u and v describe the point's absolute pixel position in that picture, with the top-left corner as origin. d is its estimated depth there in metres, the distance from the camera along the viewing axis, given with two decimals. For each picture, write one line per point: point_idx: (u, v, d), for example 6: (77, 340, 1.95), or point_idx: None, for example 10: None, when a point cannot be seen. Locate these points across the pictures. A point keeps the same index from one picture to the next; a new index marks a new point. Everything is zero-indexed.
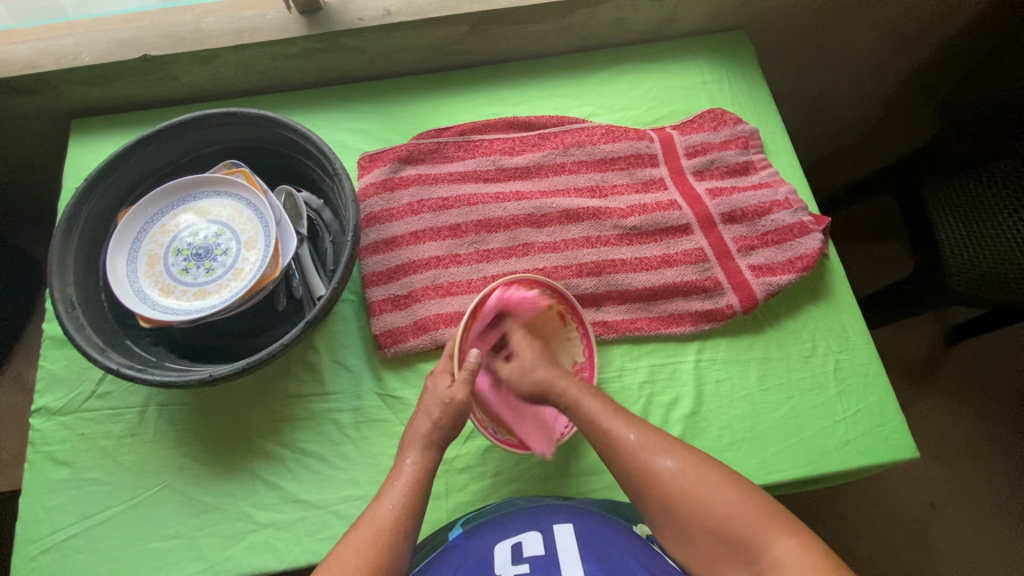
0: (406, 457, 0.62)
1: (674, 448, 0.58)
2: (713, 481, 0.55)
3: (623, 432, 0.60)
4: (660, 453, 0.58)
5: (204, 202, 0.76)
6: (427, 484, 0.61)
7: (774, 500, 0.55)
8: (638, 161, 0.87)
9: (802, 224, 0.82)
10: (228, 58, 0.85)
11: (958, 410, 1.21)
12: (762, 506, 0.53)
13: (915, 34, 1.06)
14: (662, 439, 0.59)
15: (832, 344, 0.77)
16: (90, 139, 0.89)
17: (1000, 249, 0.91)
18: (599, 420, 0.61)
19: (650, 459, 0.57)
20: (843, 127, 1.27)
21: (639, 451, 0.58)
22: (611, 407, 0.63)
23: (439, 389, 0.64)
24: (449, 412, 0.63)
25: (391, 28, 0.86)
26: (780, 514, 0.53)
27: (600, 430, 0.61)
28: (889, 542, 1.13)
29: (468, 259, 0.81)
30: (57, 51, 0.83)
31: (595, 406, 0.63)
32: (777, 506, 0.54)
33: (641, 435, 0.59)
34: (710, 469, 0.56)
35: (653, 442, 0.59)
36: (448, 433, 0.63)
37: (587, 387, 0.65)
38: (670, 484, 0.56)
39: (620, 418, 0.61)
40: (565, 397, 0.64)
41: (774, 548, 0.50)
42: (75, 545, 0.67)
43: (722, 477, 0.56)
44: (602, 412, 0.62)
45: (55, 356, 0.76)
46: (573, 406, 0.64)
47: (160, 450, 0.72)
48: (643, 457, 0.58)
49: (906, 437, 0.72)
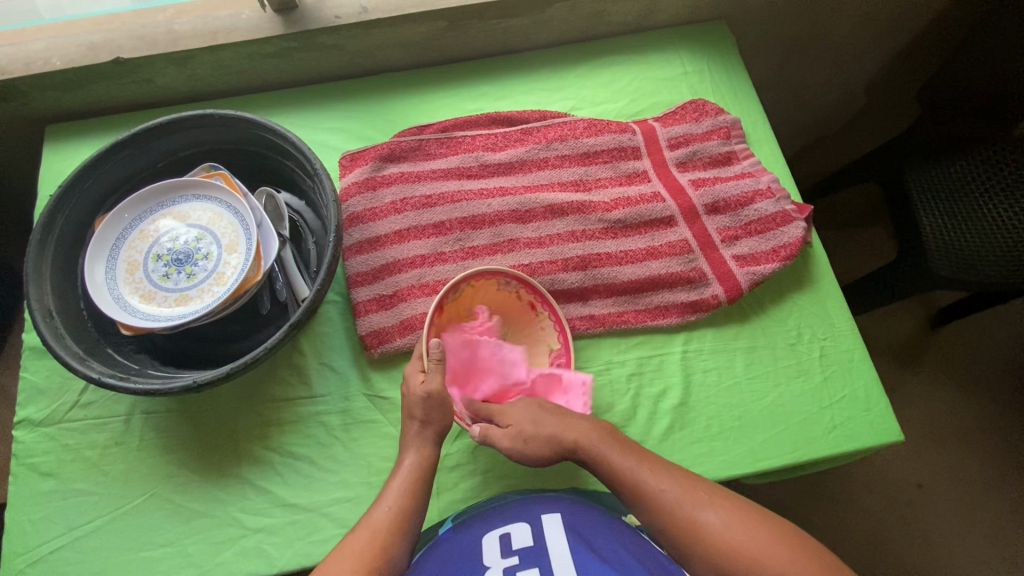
0: (404, 457, 0.62)
1: (715, 502, 0.56)
2: (756, 533, 0.53)
3: (659, 486, 0.57)
4: (700, 506, 0.55)
5: (183, 206, 0.74)
6: (426, 485, 0.61)
7: (814, 547, 0.53)
8: (622, 154, 0.87)
9: (785, 213, 0.82)
10: (203, 59, 0.84)
11: (944, 392, 1.23)
12: (810, 558, 0.51)
13: (893, 20, 1.06)
14: (700, 488, 0.57)
15: (817, 331, 0.78)
16: (65, 145, 0.87)
17: (978, 236, 0.92)
18: (628, 470, 0.59)
19: (693, 513, 0.55)
20: (823, 115, 1.28)
21: (679, 506, 0.55)
22: (642, 458, 0.60)
23: (413, 386, 0.64)
24: (428, 405, 0.63)
25: (369, 26, 0.85)
26: (829, 566, 0.51)
27: (633, 485, 0.58)
28: (880, 524, 1.14)
29: (453, 257, 0.80)
30: (27, 56, 0.82)
31: (621, 459, 0.60)
32: (822, 556, 0.52)
33: (677, 488, 0.57)
34: (754, 522, 0.54)
35: (692, 494, 0.56)
36: (440, 426, 0.64)
37: (607, 437, 0.63)
38: (718, 538, 0.53)
39: (656, 472, 0.59)
40: (582, 449, 0.62)
41: None
42: (62, 557, 0.66)
43: (766, 526, 0.54)
44: (633, 465, 0.59)
45: (35, 366, 0.75)
46: (595, 459, 0.61)
47: (146, 458, 0.71)
48: (683, 511, 0.55)
49: (891, 420, 0.73)
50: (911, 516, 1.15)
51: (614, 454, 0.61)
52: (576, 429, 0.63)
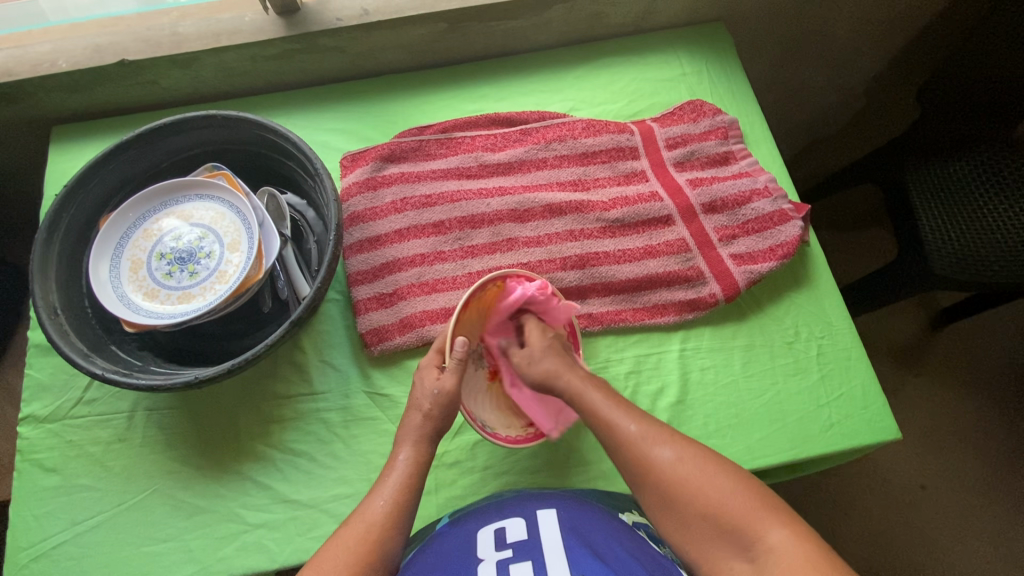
0: (399, 453, 0.63)
1: (674, 440, 0.58)
2: (708, 472, 0.55)
3: (624, 424, 0.60)
4: (658, 443, 0.58)
5: (186, 206, 0.75)
6: (420, 478, 0.62)
7: (769, 491, 0.54)
8: (620, 154, 0.88)
9: (783, 212, 0.83)
10: (207, 61, 0.85)
11: (945, 393, 1.23)
12: (756, 496, 0.53)
13: (891, 21, 1.07)
14: (663, 429, 0.60)
15: (814, 329, 0.78)
16: (71, 146, 0.88)
17: (976, 236, 0.92)
18: (602, 409, 0.62)
19: (650, 449, 0.58)
20: (822, 116, 1.28)
21: (638, 443, 0.59)
22: (615, 399, 0.63)
23: (427, 382, 0.65)
24: (440, 401, 0.64)
25: (369, 28, 0.86)
26: (774, 504, 0.53)
27: (602, 422, 0.61)
28: (881, 525, 1.14)
29: (453, 256, 0.81)
30: (34, 58, 0.83)
31: (600, 399, 0.63)
32: (773, 497, 0.54)
33: (640, 425, 0.60)
34: (710, 462, 0.56)
35: (653, 433, 0.59)
36: (442, 425, 0.65)
37: (591, 381, 0.65)
38: (668, 473, 0.56)
39: (623, 410, 0.62)
40: (568, 391, 0.65)
41: (766, 537, 0.50)
42: (65, 552, 0.67)
43: (717, 465, 0.56)
44: (606, 404, 0.62)
45: (40, 364, 0.76)
46: (574, 399, 0.64)
47: (148, 455, 0.72)
48: (642, 447, 0.58)
49: (888, 419, 0.73)
50: (911, 516, 1.15)
51: (593, 396, 0.63)
52: (570, 376, 0.65)
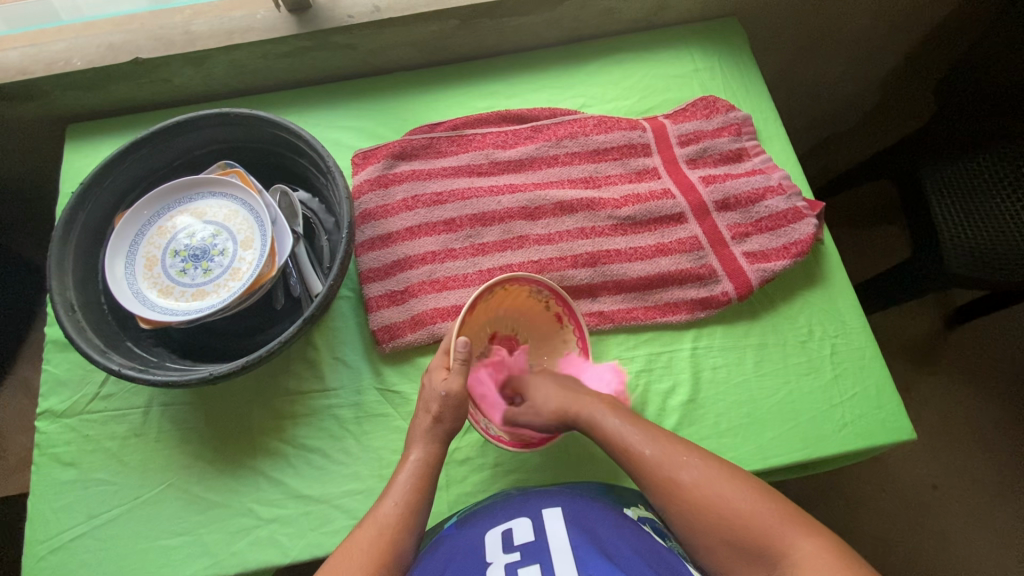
0: (410, 452, 0.63)
1: (694, 459, 0.58)
2: (734, 488, 0.55)
3: (642, 446, 0.59)
4: (681, 463, 0.57)
5: (200, 203, 0.76)
6: (432, 475, 0.62)
7: (792, 503, 0.54)
8: (631, 151, 0.87)
9: (796, 210, 0.82)
10: (219, 59, 0.86)
11: (959, 392, 1.21)
12: (779, 511, 0.53)
13: (909, 14, 1.05)
14: (682, 446, 0.59)
15: (828, 327, 0.77)
16: (86, 144, 0.89)
17: (994, 234, 0.91)
18: (621, 437, 0.60)
19: (671, 471, 0.57)
20: (836, 113, 1.27)
21: (659, 464, 0.57)
22: (631, 422, 0.62)
23: (435, 382, 0.64)
24: (447, 404, 0.63)
25: (380, 25, 0.86)
26: (800, 518, 0.53)
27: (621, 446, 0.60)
28: (893, 525, 1.13)
29: (463, 253, 0.81)
30: (49, 56, 0.83)
31: (617, 425, 0.61)
32: (789, 505, 0.54)
33: (658, 447, 0.59)
34: (732, 477, 0.56)
35: (673, 452, 0.58)
36: (449, 424, 0.64)
37: (607, 406, 0.64)
38: (691, 495, 0.55)
39: (641, 433, 0.60)
40: (584, 419, 0.63)
41: (794, 551, 0.50)
42: (82, 544, 0.68)
43: (738, 481, 0.56)
44: (622, 428, 0.61)
45: (58, 359, 0.77)
46: (592, 427, 0.62)
47: (164, 449, 0.73)
48: (664, 469, 0.57)
49: (902, 419, 0.72)
50: (924, 517, 1.14)
51: (610, 421, 0.62)
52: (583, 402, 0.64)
